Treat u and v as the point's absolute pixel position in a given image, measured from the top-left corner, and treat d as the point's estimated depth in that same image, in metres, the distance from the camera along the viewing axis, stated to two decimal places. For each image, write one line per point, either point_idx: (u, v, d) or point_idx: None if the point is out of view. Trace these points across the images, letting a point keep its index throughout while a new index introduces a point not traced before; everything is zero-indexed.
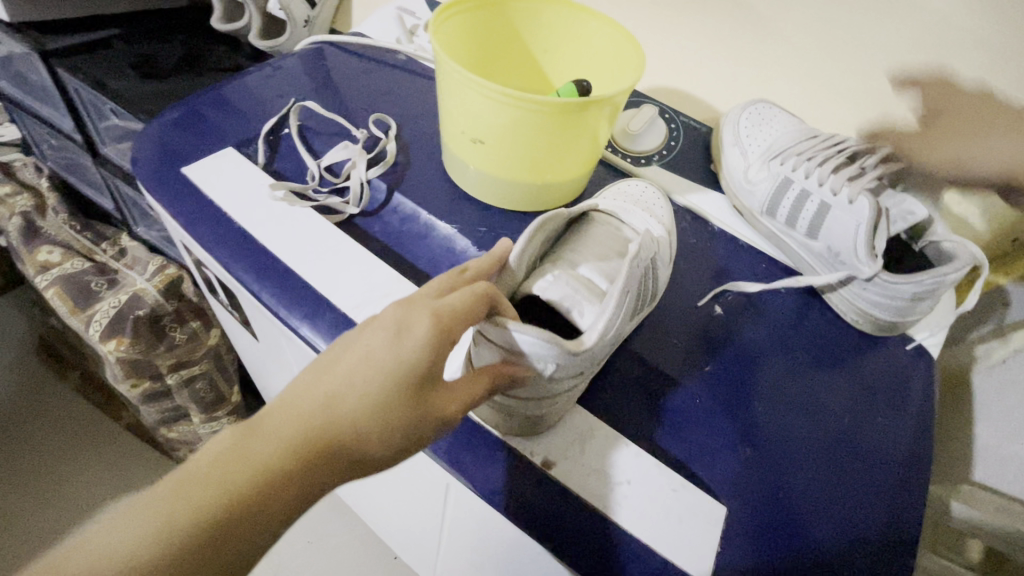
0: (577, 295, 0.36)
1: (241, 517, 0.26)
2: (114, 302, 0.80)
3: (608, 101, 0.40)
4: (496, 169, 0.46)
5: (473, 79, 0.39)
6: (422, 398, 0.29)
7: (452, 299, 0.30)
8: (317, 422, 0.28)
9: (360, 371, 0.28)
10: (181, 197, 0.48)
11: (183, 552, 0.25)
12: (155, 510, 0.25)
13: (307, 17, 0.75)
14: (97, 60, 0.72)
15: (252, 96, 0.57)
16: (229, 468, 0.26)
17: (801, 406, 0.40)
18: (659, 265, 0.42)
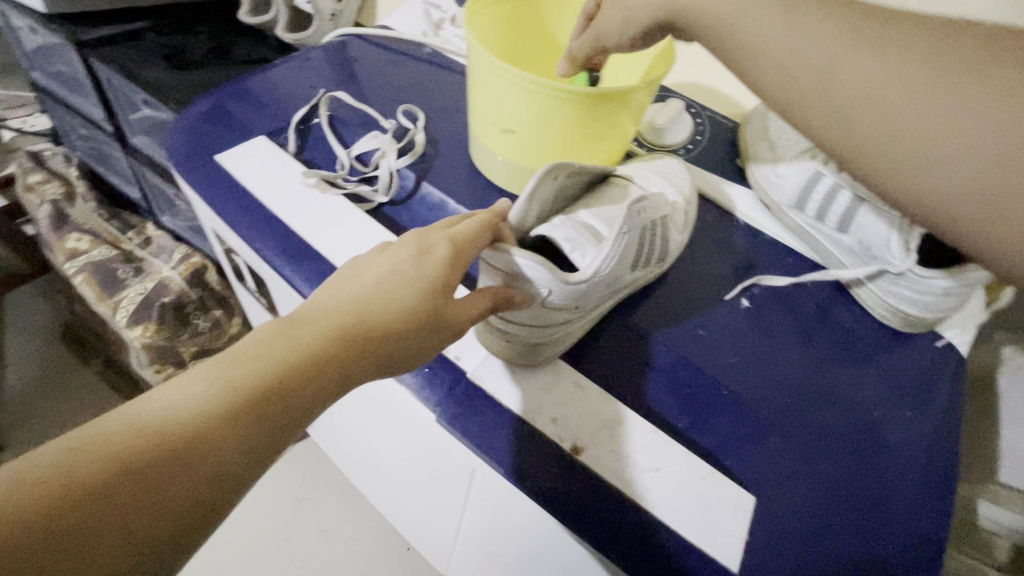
0: (580, 238, 0.38)
1: (295, 389, 0.27)
2: (141, 289, 0.82)
3: (638, 91, 0.40)
4: (524, 160, 0.46)
5: (505, 69, 0.39)
6: (444, 305, 0.32)
7: (463, 225, 0.35)
8: (363, 312, 0.30)
9: (391, 276, 0.31)
10: (215, 183, 0.49)
11: (241, 414, 0.25)
12: (211, 375, 0.26)
13: (334, 10, 0.76)
14: (128, 51, 0.74)
15: (283, 86, 0.59)
16: (283, 346, 0.27)
17: (828, 399, 0.40)
18: (671, 228, 0.45)
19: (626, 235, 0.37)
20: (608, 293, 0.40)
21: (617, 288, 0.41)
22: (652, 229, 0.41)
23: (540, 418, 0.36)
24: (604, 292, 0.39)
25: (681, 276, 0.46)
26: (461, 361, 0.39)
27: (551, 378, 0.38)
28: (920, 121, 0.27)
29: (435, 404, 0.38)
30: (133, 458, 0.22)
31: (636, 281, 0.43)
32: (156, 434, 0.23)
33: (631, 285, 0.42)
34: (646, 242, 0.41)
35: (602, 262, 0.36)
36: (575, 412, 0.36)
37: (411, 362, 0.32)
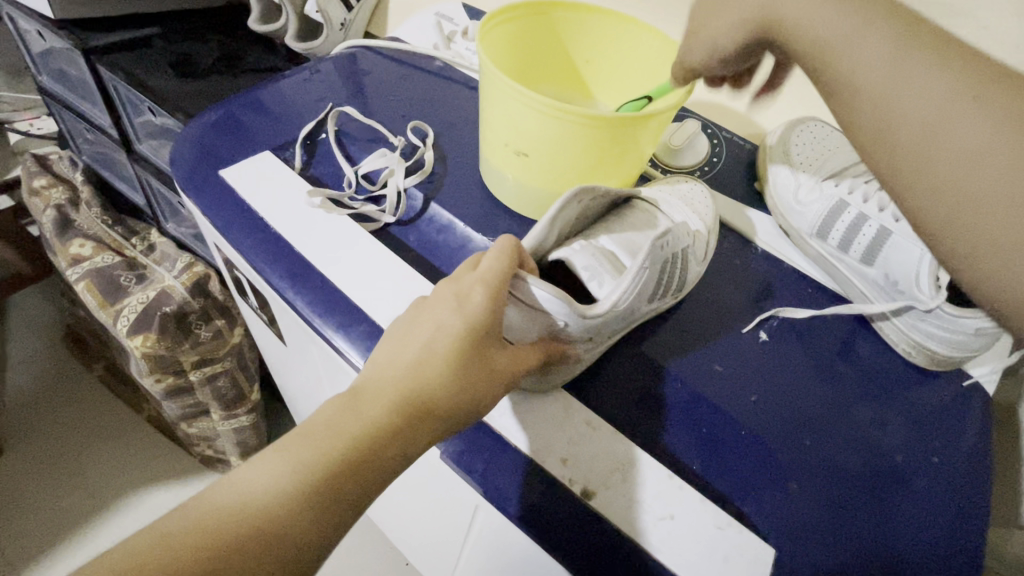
0: (599, 267, 0.37)
1: (365, 474, 0.28)
2: (142, 297, 0.81)
3: (655, 116, 0.39)
4: (534, 181, 0.45)
5: (515, 89, 0.38)
6: (497, 363, 0.32)
7: (489, 259, 0.32)
8: (417, 387, 0.30)
9: (436, 339, 0.30)
10: (219, 201, 0.47)
11: (315, 506, 0.26)
12: (285, 462, 0.27)
13: (343, 21, 0.75)
14: (136, 59, 0.73)
15: (290, 99, 0.57)
16: (353, 431, 0.28)
17: (852, 442, 0.38)
18: (695, 259, 0.44)
19: (647, 271, 0.36)
20: (623, 323, 0.39)
21: (632, 317, 0.40)
22: (671, 260, 0.40)
23: (550, 459, 0.34)
24: (619, 323, 0.39)
25: (695, 306, 0.45)
26: None
27: (561, 416, 0.36)
28: (930, 119, 0.29)
29: (438, 440, 0.36)
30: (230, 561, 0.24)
31: (653, 310, 0.42)
32: (240, 531, 0.25)
33: (648, 313, 0.41)
34: (666, 273, 0.40)
35: (621, 299, 0.35)
36: (586, 454, 0.35)
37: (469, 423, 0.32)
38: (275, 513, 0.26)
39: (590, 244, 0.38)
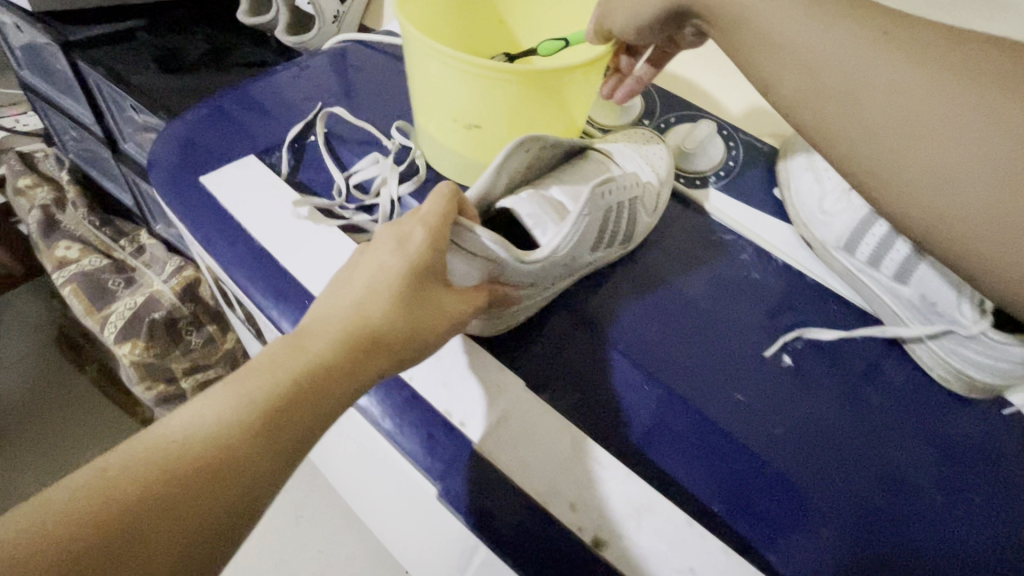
0: (542, 215, 0.38)
1: (313, 399, 0.27)
2: (131, 303, 0.78)
3: (580, 65, 0.39)
4: (470, 149, 0.44)
5: (431, 47, 0.37)
6: (439, 298, 0.32)
7: (429, 203, 0.32)
8: (365, 319, 0.29)
9: (374, 278, 0.30)
10: (199, 209, 0.44)
11: (264, 432, 0.25)
12: (231, 391, 0.26)
13: (336, 13, 0.71)
14: (118, 53, 0.69)
15: (278, 96, 0.54)
16: (306, 358, 0.28)
17: (885, 479, 0.35)
18: (645, 205, 0.44)
19: (586, 217, 0.37)
20: (566, 271, 0.40)
21: (577, 267, 0.41)
22: (617, 209, 0.40)
23: (558, 502, 0.32)
24: (561, 272, 0.40)
25: (710, 325, 0.41)
26: (466, 428, 0.35)
27: (569, 453, 0.33)
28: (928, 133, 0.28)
29: (436, 480, 0.33)
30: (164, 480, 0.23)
31: (598, 261, 0.43)
32: (182, 459, 0.23)
33: (593, 265, 0.42)
34: (610, 222, 0.40)
35: (560, 243, 0.37)
36: (597, 496, 0.32)
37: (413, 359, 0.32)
38: (217, 435, 0.24)
39: (536, 193, 0.39)
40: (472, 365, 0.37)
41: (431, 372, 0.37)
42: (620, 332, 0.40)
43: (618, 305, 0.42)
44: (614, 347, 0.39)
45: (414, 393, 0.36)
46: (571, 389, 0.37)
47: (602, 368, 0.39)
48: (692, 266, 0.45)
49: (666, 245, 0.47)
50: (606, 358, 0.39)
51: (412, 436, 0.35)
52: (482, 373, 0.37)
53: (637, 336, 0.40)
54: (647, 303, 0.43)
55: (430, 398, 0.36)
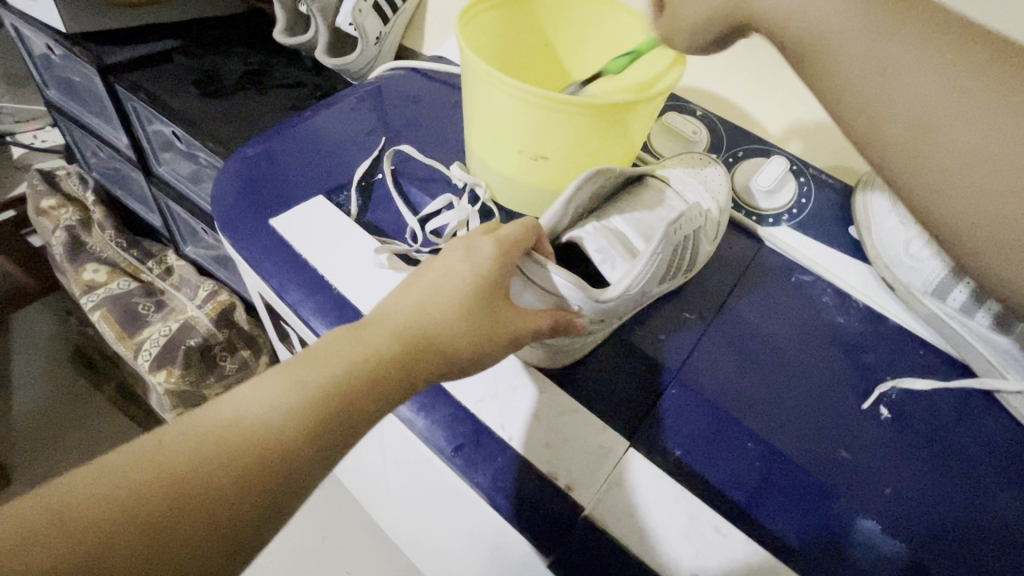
0: (612, 250, 0.36)
1: (357, 401, 0.27)
2: (163, 329, 0.77)
3: (648, 99, 0.36)
4: (528, 179, 0.43)
5: (495, 76, 0.36)
6: (502, 314, 0.32)
7: (508, 228, 0.34)
8: (422, 324, 0.30)
9: (443, 285, 0.31)
10: (272, 254, 0.43)
11: (309, 428, 0.25)
12: (282, 381, 0.26)
13: (379, 34, 0.69)
14: (156, 76, 0.68)
15: (338, 130, 0.53)
16: (351, 357, 0.27)
17: (1000, 537, 0.34)
18: (707, 233, 0.42)
19: (659, 258, 0.35)
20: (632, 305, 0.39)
21: (643, 300, 0.39)
22: (685, 244, 0.39)
23: (680, 573, 0.31)
24: (629, 306, 0.38)
25: (804, 380, 0.40)
26: (574, 492, 0.33)
27: (686, 520, 0.32)
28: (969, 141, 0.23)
29: (543, 549, 0.32)
30: (204, 468, 0.23)
31: (662, 291, 0.41)
32: (223, 446, 0.24)
33: (657, 295, 0.41)
34: (678, 257, 0.38)
35: (633, 283, 0.35)
36: (720, 567, 0.30)
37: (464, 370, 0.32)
38: (260, 428, 0.24)
39: (605, 226, 0.37)
40: (570, 423, 0.36)
41: (531, 430, 0.36)
42: (714, 385, 0.39)
43: (711, 356, 0.41)
44: (710, 400, 0.39)
45: (514, 453, 0.35)
46: (671, 446, 0.36)
47: (705, 429, 0.37)
48: (775, 309, 0.44)
49: (746, 286, 0.46)
50: (704, 414, 0.38)
51: (514, 499, 0.33)
52: (583, 432, 0.35)
53: (734, 391, 0.39)
54: (740, 354, 0.41)
55: (532, 460, 0.34)
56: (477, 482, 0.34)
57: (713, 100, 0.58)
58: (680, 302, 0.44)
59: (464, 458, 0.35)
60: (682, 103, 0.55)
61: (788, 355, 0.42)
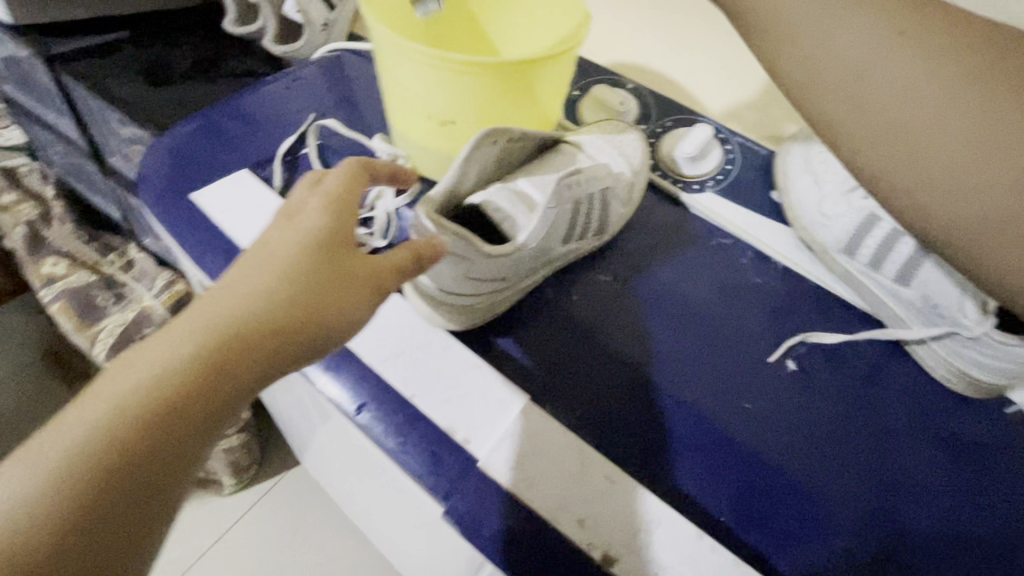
0: (513, 208, 0.37)
1: (189, 399, 0.24)
2: (121, 319, 0.77)
3: (545, 61, 0.37)
4: (445, 147, 0.43)
5: (394, 43, 0.37)
6: (350, 267, 0.30)
7: (333, 180, 0.32)
8: (237, 318, 0.26)
9: (268, 257, 0.28)
10: (192, 228, 0.43)
11: (127, 450, 0.23)
12: (102, 401, 0.24)
13: (326, 21, 0.69)
14: (103, 66, 0.68)
15: (270, 107, 0.53)
16: (175, 354, 0.25)
17: (893, 481, 0.35)
18: (616, 192, 0.42)
19: (553, 215, 0.36)
20: (540, 263, 0.39)
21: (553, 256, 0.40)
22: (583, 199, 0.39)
23: (566, 518, 0.31)
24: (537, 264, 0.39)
25: (714, 336, 0.41)
26: (471, 445, 0.34)
27: (576, 469, 0.32)
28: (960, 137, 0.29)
29: (441, 500, 0.32)
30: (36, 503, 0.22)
31: (574, 251, 0.42)
32: (42, 492, 0.22)
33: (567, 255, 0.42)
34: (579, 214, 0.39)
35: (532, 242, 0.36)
36: (604, 512, 0.31)
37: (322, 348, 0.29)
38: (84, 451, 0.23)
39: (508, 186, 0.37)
40: (471, 377, 0.36)
41: (431, 388, 0.36)
42: (624, 343, 0.40)
43: (624, 315, 0.41)
44: (618, 358, 0.39)
45: (416, 410, 0.35)
46: (574, 402, 0.37)
47: (610, 385, 0.38)
48: (692, 270, 0.45)
49: (665, 249, 0.46)
50: (611, 371, 0.38)
51: (414, 453, 0.34)
52: (484, 386, 0.36)
53: (643, 347, 0.40)
54: (654, 313, 0.42)
55: (431, 414, 0.35)
56: (379, 437, 0.34)
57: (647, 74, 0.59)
58: (597, 265, 0.44)
59: (368, 415, 0.35)
60: (612, 76, 0.56)
61: (701, 312, 0.42)
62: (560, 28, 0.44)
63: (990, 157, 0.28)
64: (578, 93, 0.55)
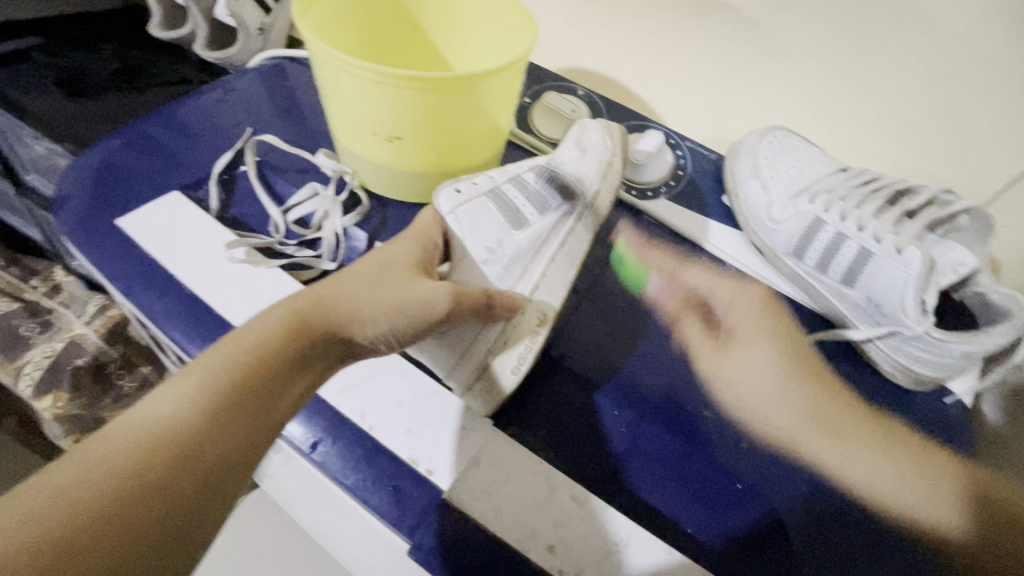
0: (484, 250, 0.39)
1: (244, 409, 0.25)
2: (47, 351, 0.70)
3: (491, 75, 0.35)
4: (394, 161, 0.42)
5: (330, 56, 0.34)
6: (370, 310, 0.31)
7: (405, 248, 0.35)
8: (162, 445, 0.23)
9: (363, 287, 0.31)
10: (117, 256, 0.40)
11: (194, 452, 0.24)
12: (174, 403, 0.24)
13: (262, 25, 0.64)
14: (11, 77, 0.62)
15: (203, 120, 0.50)
16: (228, 366, 0.26)
17: (848, 477, 0.36)
18: (551, 178, 0.43)
19: (466, 210, 0.39)
20: (529, 288, 0.39)
21: (539, 251, 0.40)
22: (506, 190, 0.41)
23: (535, 546, 0.30)
24: (518, 261, 0.39)
25: (671, 342, 0.41)
26: (434, 476, 0.32)
27: (544, 494, 0.32)
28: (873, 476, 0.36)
29: (404, 536, 0.31)
30: (115, 497, 0.22)
31: (563, 241, 0.41)
32: (116, 484, 0.22)
33: (559, 247, 0.41)
34: (513, 203, 0.41)
35: (467, 242, 0.39)
36: (573, 536, 0.30)
37: (335, 349, 0.30)
38: (162, 450, 0.23)
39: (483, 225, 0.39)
40: (428, 405, 0.35)
41: (390, 419, 0.34)
42: (584, 356, 0.40)
43: (584, 327, 0.41)
44: (580, 373, 0.39)
45: (374, 442, 0.34)
46: (538, 422, 0.36)
47: (572, 402, 0.37)
48: (649, 277, 0.45)
49: (623, 256, 0.46)
50: (573, 387, 0.38)
51: (375, 487, 0.32)
52: (443, 413, 0.35)
53: (605, 359, 0.40)
54: (615, 323, 0.42)
55: (390, 447, 0.33)
56: (336, 474, 0.33)
57: (597, 79, 0.58)
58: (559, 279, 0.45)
59: (323, 452, 0.33)
60: (562, 82, 0.56)
61: (660, 321, 0.42)
62: (506, 38, 0.42)
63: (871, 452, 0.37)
64: (529, 100, 0.55)
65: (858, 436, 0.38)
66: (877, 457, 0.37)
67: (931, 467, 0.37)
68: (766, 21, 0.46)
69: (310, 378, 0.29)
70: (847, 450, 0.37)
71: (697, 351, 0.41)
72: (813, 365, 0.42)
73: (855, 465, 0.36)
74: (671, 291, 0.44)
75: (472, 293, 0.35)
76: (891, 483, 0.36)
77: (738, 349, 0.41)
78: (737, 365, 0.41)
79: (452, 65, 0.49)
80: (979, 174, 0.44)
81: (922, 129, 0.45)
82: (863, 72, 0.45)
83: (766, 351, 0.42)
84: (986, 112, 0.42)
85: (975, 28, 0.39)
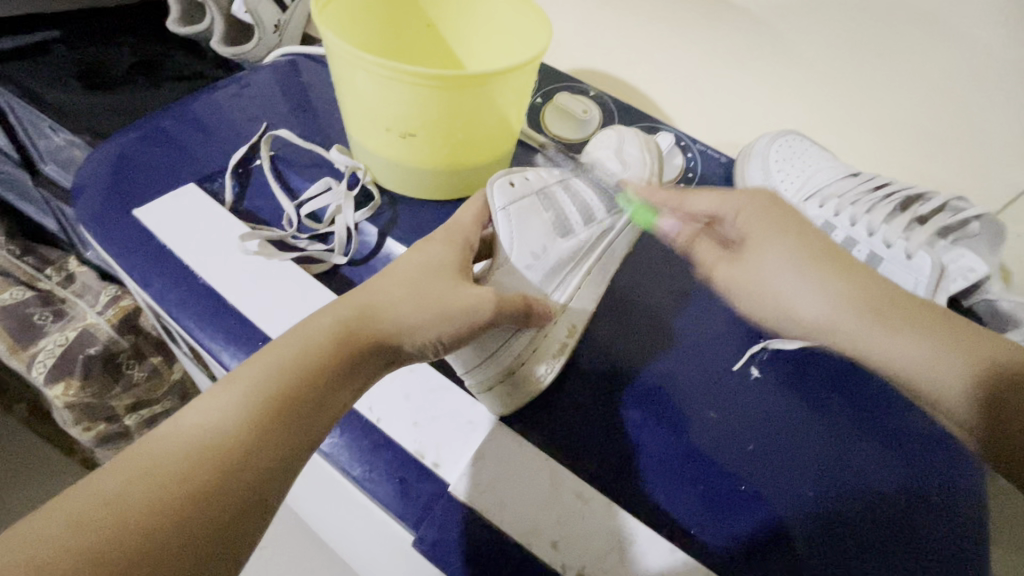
0: (530, 255, 0.39)
1: (293, 416, 0.26)
2: (60, 339, 0.71)
3: (506, 74, 0.36)
4: (408, 158, 0.42)
5: (350, 55, 0.35)
6: (404, 313, 0.31)
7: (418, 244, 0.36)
8: (218, 449, 0.24)
9: (398, 291, 0.31)
10: (134, 247, 0.41)
11: (245, 455, 0.24)
12: (225, 407, 0.25)
13: (278, 22, 0.65)
14: (34, 69, 0.63)
15: (220, 114, 0.51)
16: (275, 371, 0.27)
17: (853, 483, 0.35)
18: (593, 190, 0.45)
19: (517, 209, 0.39)
20: (563, 297, 0.40)
21: (578, 262, 0.42)
22: (554, 195, 0.42)
23: (540, 542, 0.30)
24: (559, 270, 0.41)
25: (681, 344, 0.41)
26: (440, 469, 0.33)
27: (549, 492, 0.32)
28: (860, 334, 0.37)
29: (411, 528, 0.31)
30: (176, 498, 0.23)
31: (601, 255, 0.43)
32: (176, 485, 0.23)
33: (597, 260, 0.43)
34: (561, 210, 0.42)
35: (515, 244, 0.38)
36: (578, 532, 0.31)
37: (380, 357, 0.30)
38: (218, 452, 0.24)
39: (531, 227, 0.39)
40: (437, 400, 0.35)
41: (400, 413, 0.34)
42: (591, 354, 0.40)
43: (594, 326, 0.42)
44: (587, 373, 0.39)
45: (382, 435, 0.34)
46: (545, 418, 0.37)
47: (579, 399, 0.38)
48: (656, 277, 0.45)
49: (632, 257, 0.46)
50: (579, 385, 0.38)
51: (382, 479, 0.33)
52: (451, 408, 0.35)
53: (611, 355, 0.40)
54: (623, 322, 0.42)
55: (400, 441, 0.34)
56: (343, 464, 0.33)
57: (609, 81, 0.59)
58: None
59: (331, 443, 0.34)
60: (575, 83, 0.56)
61: (669, 321, 0.42)
62: (521, 38, 0.43)
63: (858, 314, 0.38)
64: (541, 101, 0.55)
65: (893, 316, 0.36)
66: (908, 332, 0.36)
67: (945, 344, 0.34)
68: (781, 25, 0.46)
69: (354, 386, 0.29)
70: (831, 301, 0.39)
71: (713, 268, 0.45)
72: (821, 241, 0.41)
73: (856, 331, 0.38)
74: (682, 224, 0.46)
75: (512, 299, 0.35)
76: (888, 343, 0.36)
77: (748, 255, 0.42)
78: (753, 272, 0.42)
79: (465, 64, 0.49)
80: (992, 182, 0.44)
81: (935, 137, 0.45)
82: (878, 76, 0.45)
83: (781, 243, 0.40)
84: (1002, 119, 0.42)
85: (992, 34, 0.39)
